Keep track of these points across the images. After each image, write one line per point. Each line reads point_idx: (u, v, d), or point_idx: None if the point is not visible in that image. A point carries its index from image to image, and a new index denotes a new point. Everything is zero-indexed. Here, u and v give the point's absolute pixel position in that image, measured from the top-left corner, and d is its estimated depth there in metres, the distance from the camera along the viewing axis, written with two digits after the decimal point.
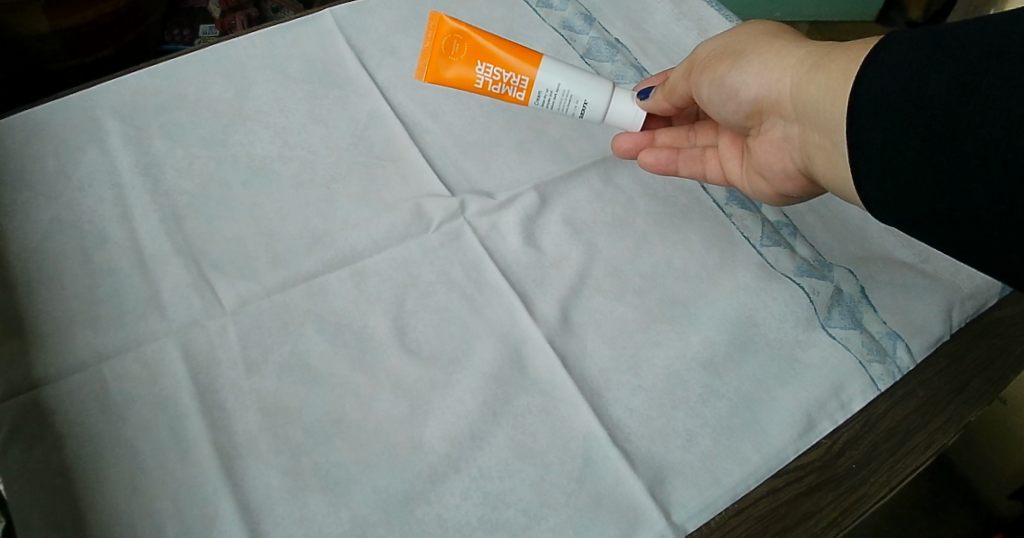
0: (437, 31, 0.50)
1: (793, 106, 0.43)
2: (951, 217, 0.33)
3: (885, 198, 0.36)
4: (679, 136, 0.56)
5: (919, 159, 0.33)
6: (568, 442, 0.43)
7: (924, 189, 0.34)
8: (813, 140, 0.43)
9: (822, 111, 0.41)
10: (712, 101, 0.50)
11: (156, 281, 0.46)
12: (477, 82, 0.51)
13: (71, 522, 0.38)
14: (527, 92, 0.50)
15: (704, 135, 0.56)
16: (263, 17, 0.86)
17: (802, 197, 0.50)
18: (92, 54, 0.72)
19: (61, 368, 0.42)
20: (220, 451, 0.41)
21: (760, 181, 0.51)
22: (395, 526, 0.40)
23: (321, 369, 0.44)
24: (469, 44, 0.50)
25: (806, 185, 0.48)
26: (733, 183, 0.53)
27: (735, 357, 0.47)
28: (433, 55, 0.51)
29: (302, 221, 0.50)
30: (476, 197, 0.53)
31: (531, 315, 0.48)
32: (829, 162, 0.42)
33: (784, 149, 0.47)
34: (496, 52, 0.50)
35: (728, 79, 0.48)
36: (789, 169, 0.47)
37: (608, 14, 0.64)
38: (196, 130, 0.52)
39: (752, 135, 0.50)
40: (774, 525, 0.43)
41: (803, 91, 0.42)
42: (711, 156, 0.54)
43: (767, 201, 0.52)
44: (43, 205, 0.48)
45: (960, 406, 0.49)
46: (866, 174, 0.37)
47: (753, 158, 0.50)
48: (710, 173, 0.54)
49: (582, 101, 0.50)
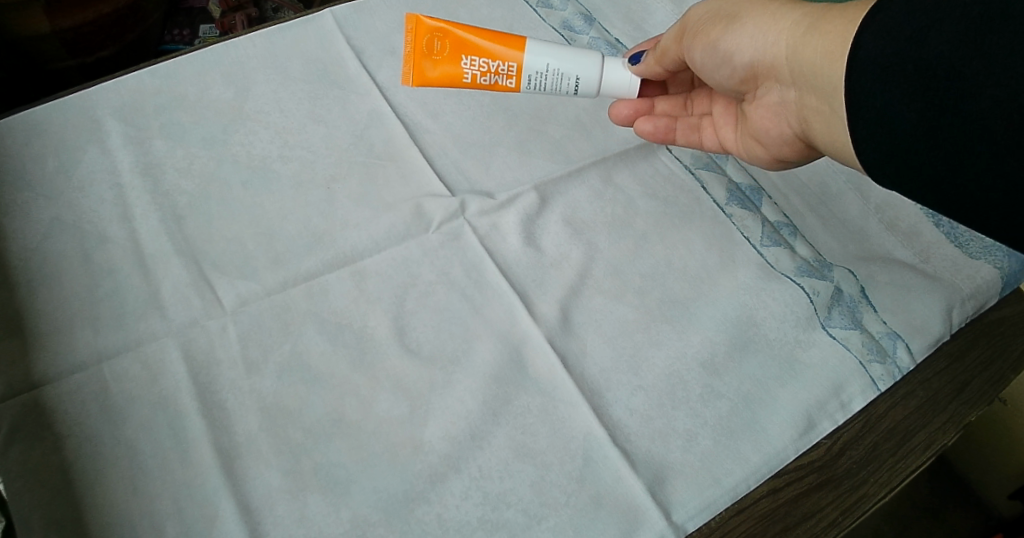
0: (416, 32, 0.51)
1: (787, 70, 0.45)
2: (952, 179, 0.34)
3: (883, 161, 0.37)
4: (677, 104, 0.58)
5: (921, 120, 0.34)
6: (568, 442, 0.43)
7: (925, 151, 0.35)
8: (811, 104, 0.44)
9: (817, 74, 0.42)
10: (707, 66, 0.51)
11: (156, 281, 0.46)
12: (465, 77, 0.51)
13: (71, 522, 0.38)
14: (517, 78, 0.51)
15: (701, 103, 0.58)
16: (263, 17, 0.86)
17: (797, 161, 0.52)
18: (92, 54, 0.72)
19: (60, 368, 0.42)
20: (220, 451, 0.41)
21: (756, 147, 0.52)
22: (396, 526, 0.40)
23: (321, 369, 0.44)
24: (450, 40, 0.51)
25: (802, 149, 0.50)
26: (729, 150, 0.55)
27: (735, 357, 0.47)
28: (415, 57, 0.51)
29: (302, 221, 0.50)
30: (476, 197, 0.53)
31: (531, 315, 0.48)
32: (823, 125, 0.44)
33: (780, 113, 0.48)
34: (480, 44, 0.50)
35: (722, 44, 0.48)
36: (787, 134, 0.49)
37: (609, 14, 0.64)
38: (196, 130, 0.52)
39: (748, 99, 0.51)
40: (774, 525, 0.43)
41: (798, 54, 0.43)
42: (707, 125, 0.56)
43: (763, 166, 0.54)
44: (43, 205, 0.48)
45: (960, 407, 0.49)
46: (865, 137, 0.37)
47: (749, 124, 0.52)
48: (706, 143, 0.56)
49: (573, 77, 0.50)
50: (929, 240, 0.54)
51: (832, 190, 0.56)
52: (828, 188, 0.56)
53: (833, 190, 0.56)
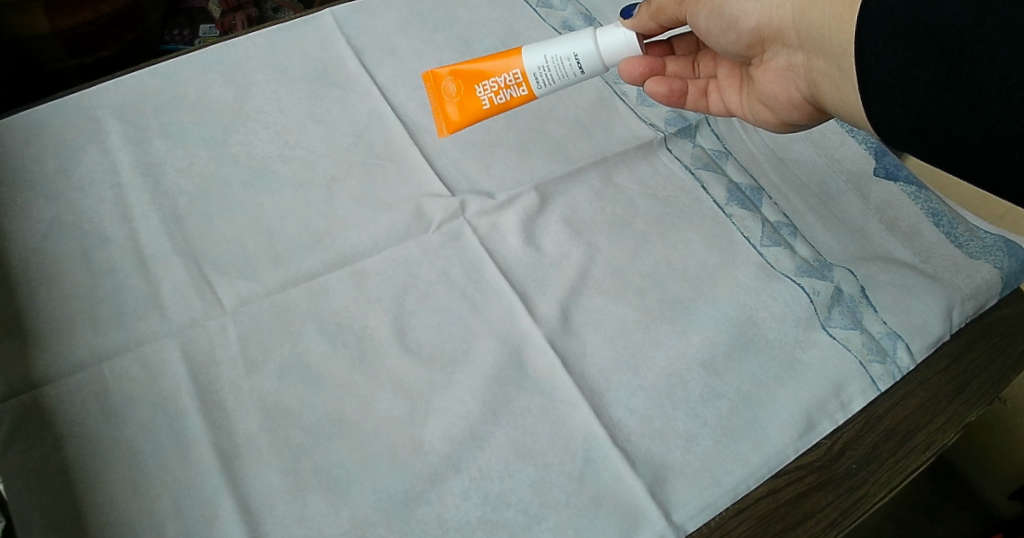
0: (436, 86, 0.54)
1: (796, 33, 0.44)
2: (968, 143, 0.32)
3: (896, 126, 0.35)
4: (682, 66, 0.57)
5: (933, 82, 0.33)
6: (568, 442, 0.43)
7: (938, 114, 0.33)
8: (818, 68, 0.44)
9: (826, 37, 0.41)
10: (711, 31, 0.49)
11: (156, 281, 0.46)
12: (484, 104, 0.52)
13: (71, 522, 0.38)
14: (527, 83, 0.50)
15: (706, 64, 0.56)
16: (263, 17, 0.86)
17: (806, 124, 0.52)
18: (92, 54, 0.72)
19: (60, 367, 0.42)
20: (220, 451, 0.41)
21: (764, 111, 0.52)
22: (395, 526, 0.40)
23: (321, 369, 0.44)
24: (461, 79, 0.53)
25: (811, 112, 0.49)
26: (735, 114, 0.55)
27: (735, 357, 0.47)
28: (440, 107, 0.54)
29: (302, 221, 0.50)
30: (476, 196, 0.53)
31: (531, 315, 0.48)
32: (832, 89, 0.43)
33: (789, 78, 0.48)
34: (485, 67, 0.51)
35: (727, 8, 0.47)
36: (795, 99, 0.49)
37: (609, 13, 0.64)
38: (196, 130, 0.52)
39: (755, 63, 0.50)
40: (774, 525, 0.43)
41: (806, 17, 0.42)
42: (713, 89, 0.55)
43: (772, 129, 0.54)
44: (43, 205, 0.48)
45: (960, 406, 0.49)
46: (875, 101, 0.36)
47: (756, 88, 0.51)
48: (713, 106, 0.55)
49: (571, 55, 0.49)
50: (929, 240, 0.54)
51: (832, 190, 0.56)
52: (828, 189, 0.56)
53: (832, 190, 0.56)
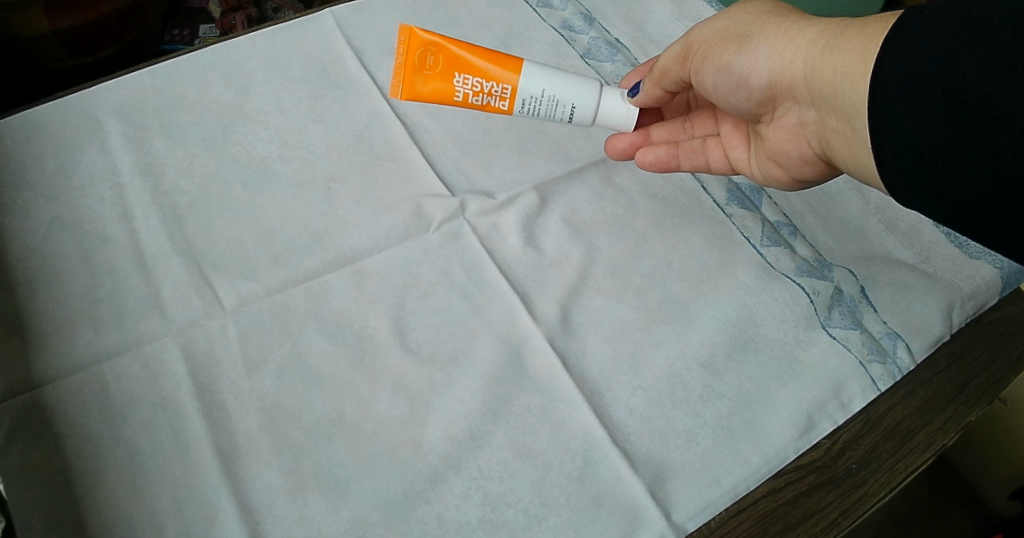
0: (409, 45, 0.50)
1: (808, 89, 0.44)
2: (986, 210, 0.33)
3: (911, 188, 0.36)
4: (676, 129, 0.57)
5: (950, 147, 0.33)
6: (568, 442, 0.43)
7: (955, 178, 0.33)
8: (831, 126, 0.43)
9: (839, 94, 0.41)
10: (719, 88, 0.50)
11: (157, 281, 0.46)
12: (456, 95, 0.50)
13: (71, 522, 0.38)
14: (511, 101, 0.49)
15: (703, 126, 0.56)
16: (263, 17, 0.87)
17: (816, 181, 0.51)
18: (92, 54, 0.72)
19: (62, 368, 0.42)
20: (220, 451, 0.41)
21: (774, 168, 0.51)
22: (396, 526, 0.40)
23: (322, 369, 0.44)
24: (442, 55, 0.50)
25: (824, 168, 0.48)
26: (740, 171, 0.54)
27: (735, 356, 0.47)
28: (406, 70, 0.50)
29: (302, 221, 0.50)
30: (476, 196, 0.53)
31: (531, 315, 0.48)
32: (846, 146, 0.43)
33: (800, 134, 0.47)
34: (474, 61, 0.49)
35: (735, 65, 0.47)
36: (808, 155, 0.48)
37: (609, 13, 0.64)
38: (196, 130, 0.52)
39: (765, 121, 0.50)
40: (774, 524, 0.43)
41: (819, 75, 0.42)
42: (713, 146, 0.54)
43: (782, 188, 0.52)
44: (42, 204, 0.48)
45: (961, 406, 0.49)
46: (889, 161, 0.36)
47: (765, 144, 0.51)
48: (713, 164, 0.54)
49: (570, 104, 0.49)
50: (929, 240, 0.54)
51: (832, 190, 0.56)
52: (828, 189, 0.56)
53: (833, 191, 0.56)
